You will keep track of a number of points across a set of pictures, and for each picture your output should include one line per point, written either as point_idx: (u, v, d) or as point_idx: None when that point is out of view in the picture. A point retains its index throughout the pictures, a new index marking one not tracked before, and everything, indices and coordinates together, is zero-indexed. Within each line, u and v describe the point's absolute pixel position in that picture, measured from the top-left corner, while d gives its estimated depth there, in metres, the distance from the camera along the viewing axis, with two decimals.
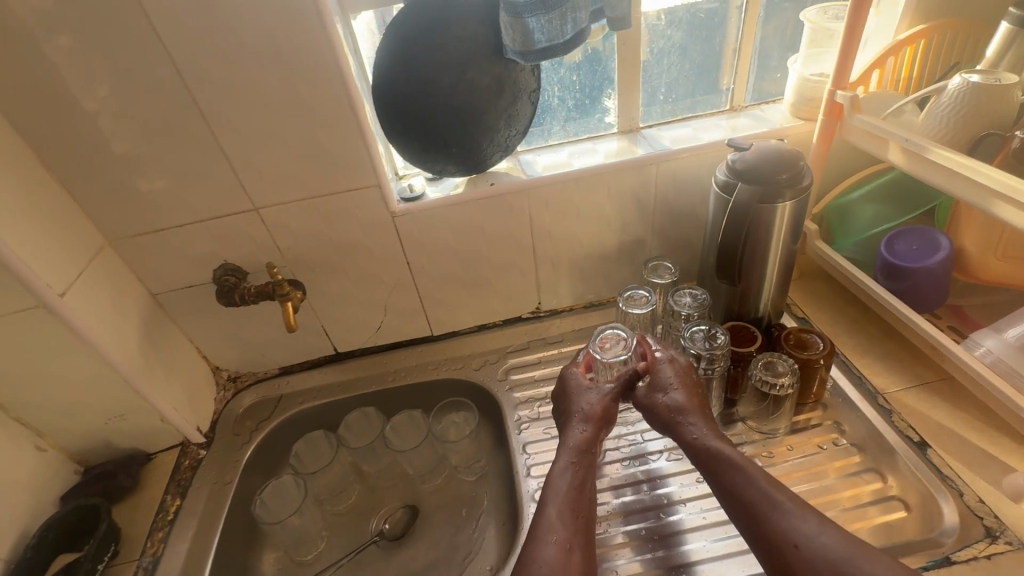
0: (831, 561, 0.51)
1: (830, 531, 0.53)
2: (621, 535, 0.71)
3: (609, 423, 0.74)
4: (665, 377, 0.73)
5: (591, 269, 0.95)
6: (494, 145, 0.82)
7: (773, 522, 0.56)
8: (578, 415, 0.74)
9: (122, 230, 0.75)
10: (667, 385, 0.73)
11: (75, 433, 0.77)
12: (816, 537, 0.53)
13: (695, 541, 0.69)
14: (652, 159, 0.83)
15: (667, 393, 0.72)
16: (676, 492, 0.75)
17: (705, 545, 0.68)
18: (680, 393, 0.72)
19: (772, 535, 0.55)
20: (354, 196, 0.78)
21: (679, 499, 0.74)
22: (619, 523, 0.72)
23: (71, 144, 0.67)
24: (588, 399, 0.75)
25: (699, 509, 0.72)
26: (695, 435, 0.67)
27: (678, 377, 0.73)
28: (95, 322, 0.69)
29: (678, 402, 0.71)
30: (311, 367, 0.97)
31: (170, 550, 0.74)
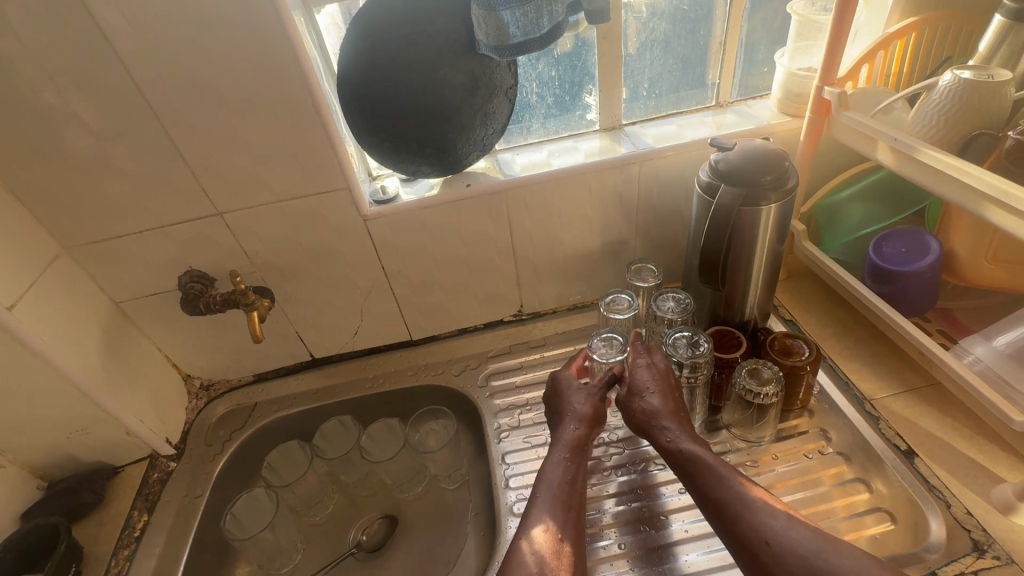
0: (805, 557, 0.50)
1: (802, 528, 0.52)
2: (602, 550, 0.68)
3: (602, 424, 0.73)
4: (647, 379, 0.71)
5: (573, 271, 0.92)
6: (471, 142, 0.78)
7: (746, 519, 0.55)
8: (569, 414, 0.72)
9: (78, 237, 0.71)
10: (645, 388, 0.71)
11: (35, 448, 0.74)
12: (788, 534, 0.52)
13: (678, 556, 0.67)
14: (634, 158, 0.80)
15: (645, 397, 0.70)
16: (664, 502, 0.72)
17: (688, 560, 0.66)
18: (657, 396, 0.70)
19: (744, 533, 0.54)
20: (323, 200, 0.75)
21: (669, 510, 0.71)
22: (607, 536, 0.70)
23: (16, 148, 0.63)
24: (580, 398, 0.74)
25: (682, 521, 0.70)
26: (672, 436, 0.66)
27: (656, 379, 0.71)
28: (47, 335, 0.66)
29: (658, 405, 0.69)
30: (286, 374, 0.94)
31: (136, 569, 0.71)
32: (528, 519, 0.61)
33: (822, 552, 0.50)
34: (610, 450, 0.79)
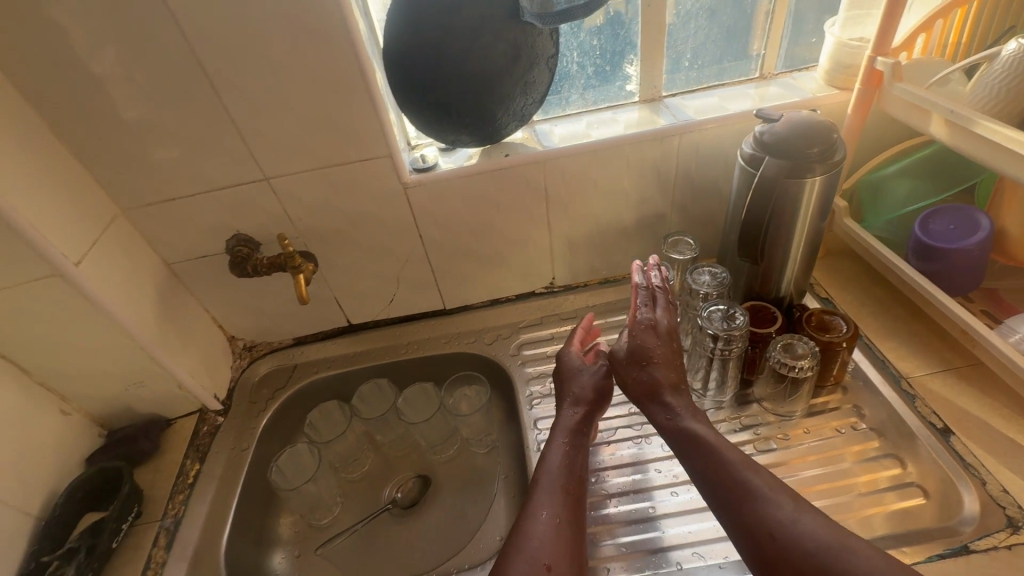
0: (814, 555, 0.48)
1: (811, 524, 0.50)
2: (616, 515, 0.71)
3: (604, 402, 0.73)
4: (657, 342, 0.66)
5: (607, 244, 0.93)
6: (509, 113, 0.79)
7: (750, 507, 0.53)
8: (568, 398, 0.72)
9: (135, 199, 0.74)
10: (651, 353, 0.66)
11: (97, 399, 0.79)
12: (798, 529, 0.50)
13: (690, 524, 0.68)
14: (674, 130, 0.79)
15: (647, 367, 0.65)
16: (650, 479, 0.74)
17: (700, 529, 0.68)
18: (660, 367, 0.65)
19: (749, 523, 0.52)
20: (366, 167, 0.76)
21: (654, 486, 0.73)
22: (601, 505, 0.72)
23: (78, 111, 0.66)
24: (587, 380, 0.73)
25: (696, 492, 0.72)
26: (672, 414, 0.63)
27: (662, 341, 0.66)
28: (108, 290, 0.69)
29: (664, 373, 0.65)
30: (324, 338, 0.98)
31: (190, 512, 0.75)
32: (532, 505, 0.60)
33: (836, 552, 0.48)
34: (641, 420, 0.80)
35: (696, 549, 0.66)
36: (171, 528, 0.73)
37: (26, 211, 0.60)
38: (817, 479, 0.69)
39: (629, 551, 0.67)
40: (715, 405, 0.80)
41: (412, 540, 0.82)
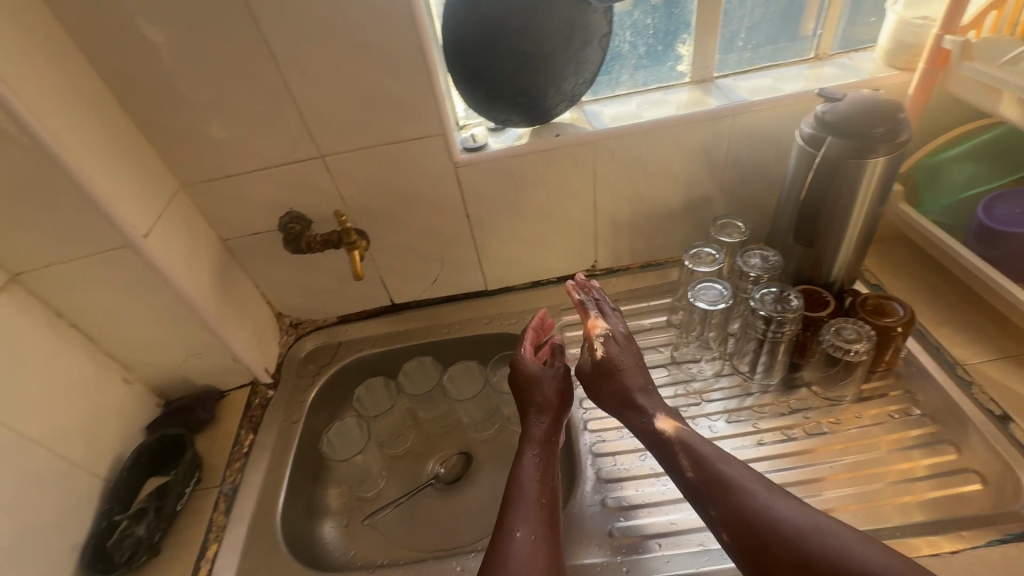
0: (792, 541, 0.52)
1: (788, 510, 0.54)
2: (601, 504, 0.71)
3: (568, 407, 0.75)
4: (619, 350, 0.71)
5: (651, 227, 0.92)
6: (560, 93, 0.79)
7: (725, 501, 0.56)
8: (533, 408, 0.73)
9: (195, 175, 0.76)
10: (618, 360, 0.70)
11: (157, 369, 0.81)
12: (777, 516, 0.53)
13: (673, 512, 0.69)
14: (727, 111, 0.78)
15: (615, 373, 0.69)
16: (635, 468, 0.74)
17: (684, 516, 0.68)
18: (627, 371, 0.69)
19: (726, 515, 0.55)
20: (419, 145, 0.77)
21: (634, 475, 0.74)
22: (593, 495, 0.72)
23: (145, 87, 0.67)
24: (549, 388, 0.75)
25: None
26: (644, 416, 0.66)
27: (628, 348, 0.71)
28: (174, 263, 0.71)
29: (630, 377, 0.69)
30: (367, 316, 0.99)
31: (247, 480, 0.78)
32: (509, 522, 0.61)
33: (811, 537, 0.52)
34: (687, 401, 0.80)
35: None
36: (230, 494, 0.76)
37: (101, 183, 0.62)
38: (869, 463, 0.69)
39: (617, 538, 0.67)
40: (762, 388, 0.80)
41: (456, 513, 0.84)
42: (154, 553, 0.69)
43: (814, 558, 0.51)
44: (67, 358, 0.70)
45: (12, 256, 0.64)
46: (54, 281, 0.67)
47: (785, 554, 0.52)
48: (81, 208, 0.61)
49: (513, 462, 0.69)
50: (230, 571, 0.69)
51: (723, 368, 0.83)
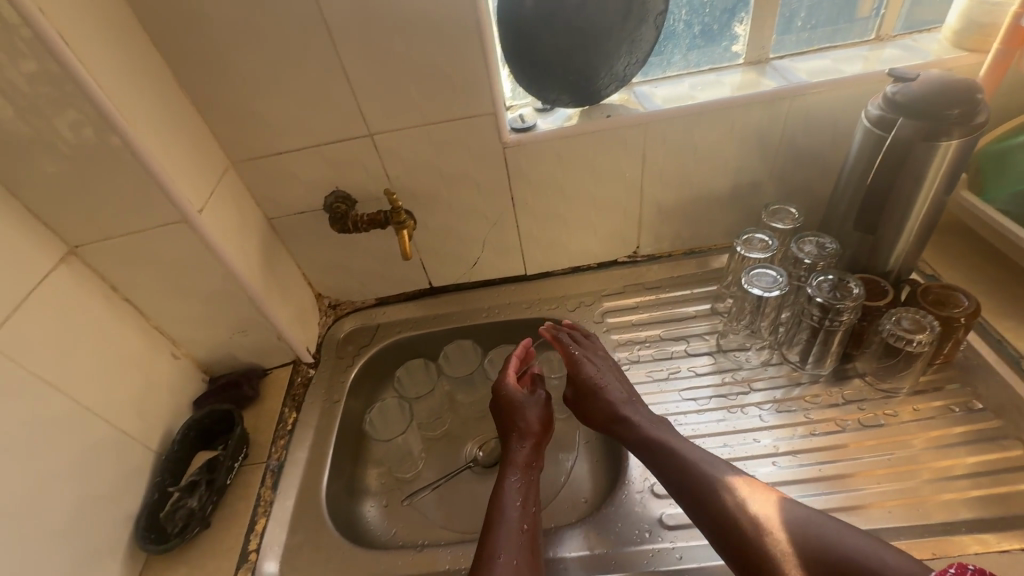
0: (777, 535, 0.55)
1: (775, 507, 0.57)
2: (653, 489, 0.70)
3: (549, 433, 0.76)
4: (599, 373, 0.76)
5: (697, 213, 0.91)
6: (612, 74, 0.77)
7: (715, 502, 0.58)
8: (516, 432, 0.74)
9: (245, 152, 0.76)
10: (600, 379, 0.75)
11: (204, 346, 0.82)
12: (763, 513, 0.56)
13: None
14: (785, 93, 0.76)
15: (600, 389, 0.74)
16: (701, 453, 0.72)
17: None
18: (610, 388, 0.74)
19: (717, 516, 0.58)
20: (469, 125, 0.76)
21: None
22: (645, 480, 0.71)
23: (200, 62, 0.67)
24: (533, 412, 0.76)
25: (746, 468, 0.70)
26: (631, 427, 0.69)
27: (609, 370, 0.77)
28: (225, 239, 0.71)
29: (611, 394, 0.73)
30: (405, 299, 0.99)
31: (292, 457, 0.78)
32: (491, 546, 0.60)
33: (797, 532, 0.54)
34: (737, 389, 0.79)
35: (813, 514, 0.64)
36: (276, 470, 0.77)
37: (161, 157, 0.62)
38: (928, 456, 0.67)
39: (670, 524, 0.66)
40: (812, 378, 0.78)
41: None
42: (205, 526, 0.70)
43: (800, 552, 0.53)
44: (121, 331, 0.71)
45: (72, 228, 0.64)
46: (110, 254, 0.68)
47: (772, 548, 0.54)
48: (140, 181, 0.61)
49: (496, 486, 0.68)
50: (280, 545, 0.69)
51: (772, 357, 0.82)
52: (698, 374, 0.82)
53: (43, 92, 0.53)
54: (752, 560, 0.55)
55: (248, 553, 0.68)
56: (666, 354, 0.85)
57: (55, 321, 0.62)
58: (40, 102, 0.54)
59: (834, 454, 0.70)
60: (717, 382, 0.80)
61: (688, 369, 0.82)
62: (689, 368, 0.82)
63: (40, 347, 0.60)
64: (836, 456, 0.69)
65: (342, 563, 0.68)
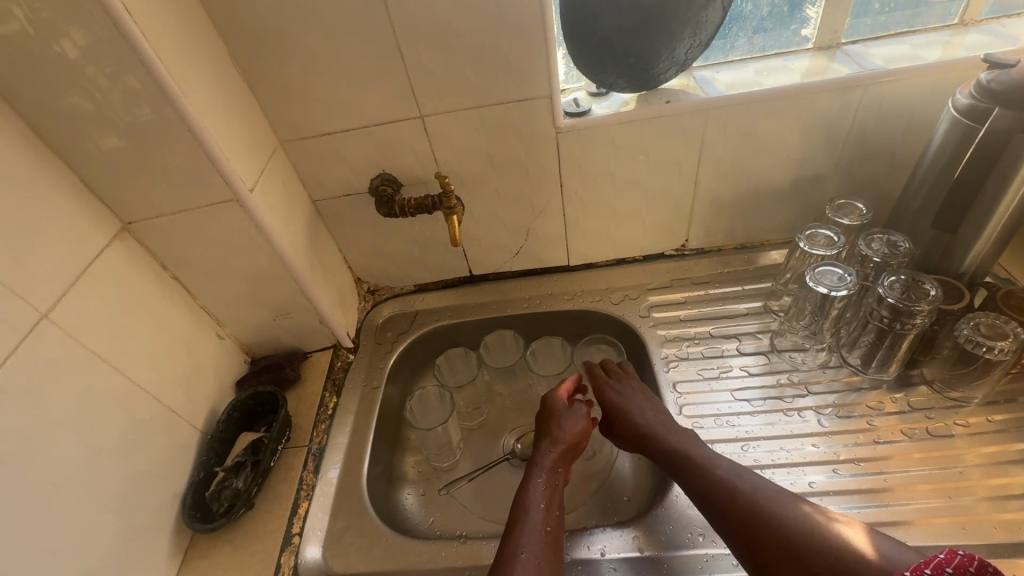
0: (785, 532, 0.53)
1: (789, 506, 0.55)
2: None
3: (582, 446, 0.72)
4: (630, 392, 0.73)
5: (752, 207, 0.87)
6: (672, 58, 0.73)
7: (743, 514, 0.55)
8: (547, 436, 0.70)
9: (293, 132, 0.75)
10: (629, 399, 0.72)
11: (247, 327, 0.82)
12: (775, 510, 0.55)
13: None
14: (860, 80, 0.71)
15: (638, 407, 0.70)
16: (757, 457, 0.69)
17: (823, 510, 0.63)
18: (649, 407, 0.70)
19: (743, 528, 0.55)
20: (523, 108, 0.73)
21: (757, 464, 0.68)
22: None
23: (255, 37, 0.65)
24: (570, 421, 0.71)
25: (805, 474, 0.67)
26: (666, 443, 0.65)
27: (642, 391, 0.73)
28: (274, 220, 0.71)
29: (643, 414, 0.69)
30: (445, 287, 0.98)
31: (333, 441, 0.78)
32: (513, 543, 0.57)
33: (808, 529, 0.52)
34: (794, 391, 0.75)
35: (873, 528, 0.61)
36: (318, 454, 0.76)
37: (216, 134, 0.61)
38: (985, 473, 0.64)
39: None
40: (873, 384, 0.74)
41: None
42: (249, 507, 0.70)
43: (808, 550, 0.51)
44: (169, 309, 0.71)
45: (127, 205, 0.64)
46: (162, 232, 0.67)
47: (781, 546, 0.52)
48: (194, 158, 0.61)
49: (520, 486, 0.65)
50: (322, 531, 0.69)
51: (829, 360, 0.78)
52: (750, 374, 0.78)
53: (105, 65, 0.52)
54: (765, 560, 0.53)
55: (291, 537, 0.68)
56: (716, 352, 0.82)
57: (110, 297, 0.62)
58: (101, 75, 0.53)
59: (899, 465, 0.66)
60: (771, 383, 0.77)
61: (739, 368, 0.79)
62: (741, 368, 0.79)
63: (96, 322, 0.60)
64: (900, 466, 0.66)
65: (385, 551, 0.67)
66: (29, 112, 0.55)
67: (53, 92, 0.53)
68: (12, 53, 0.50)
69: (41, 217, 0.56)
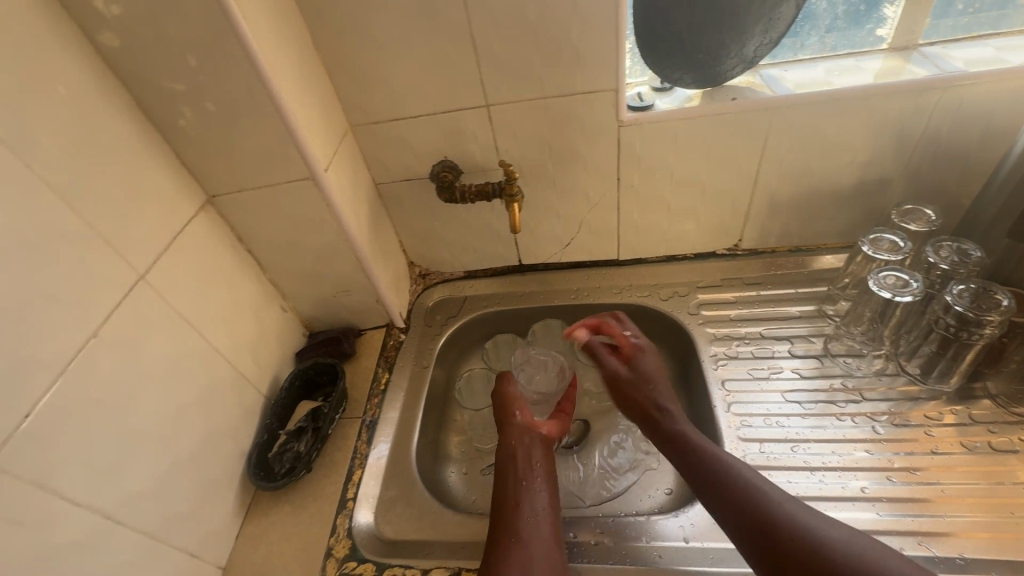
0: (809, 538, 0.50)
1: (814, 516, 0.52)
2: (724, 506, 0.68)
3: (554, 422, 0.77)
4: (649, 367, 0.72)
5: (811, 208, 0.86)
6: (740, 55, 0.73)
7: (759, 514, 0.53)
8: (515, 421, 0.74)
9: (364, 116, 0.78)
10: (647, 373, 0.71)
11: (310, 301, 0.86)
12: (798, 519, 0.52)
13: (855, 510, 0.63)
14: (938, 82, 0.69)
15: (654, 384, 0.70)
16: (810, 459, 0.69)
17: (873, 516, 0.62)
18: (661, 382, 0.70)
19: (756, 528, 0.52)
20: (588, 101, 0.74)
21: (808, 466, 0.68)
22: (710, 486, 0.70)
23: (336, 24, 0.68)
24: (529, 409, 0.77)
25: (858, 480, 0.66)
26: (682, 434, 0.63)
27: (655, 364, 0.73)
28: (343, 200, 0.74)
29: (635, 375, 0.71)
30: (492, 275, 1.00)
31: (384, 415, 0.81)
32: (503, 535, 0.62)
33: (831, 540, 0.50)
34: (847, 397, 0.74)
35: (923, 539, 0.60)
36: (370, 426, 0.80)
37: (298, 114, 0.64)
38: None
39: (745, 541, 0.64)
40: (932, 394, 0.73)
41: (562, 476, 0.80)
42: (308, 470, 0.74)
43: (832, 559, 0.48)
44: (243, 279, 0.75)
45: (213, 179, 0.68)
46: (242, 206, 0.72)
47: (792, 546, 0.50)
48: (277, 137, 0.64)
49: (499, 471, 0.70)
50: (374, 498, 0.72)
51: (886, 367, 0.77)
52: (802, 376, 0.78)
53: (204, 44, 0.55)
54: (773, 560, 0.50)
55: (346, 501, 0.71)
56: (767, 352, 0.81)
57: (196, 263, 0.67)
58: (200, 54, 0.56)
59: (955, 478, 0.65)
60: (824, 387, 0.76)
61: (790, 369, 0.79)
62: (793, 370, 0.79)
63: (182, 286, 0.64)
64: (956, 479, 0.64)
65: (431, 522, 0.69)
66: (133, 88, 0.59)
67: (156, 70, 0.57)
68: (124, 31, 0.54)
69: (142, 185, 0.60)
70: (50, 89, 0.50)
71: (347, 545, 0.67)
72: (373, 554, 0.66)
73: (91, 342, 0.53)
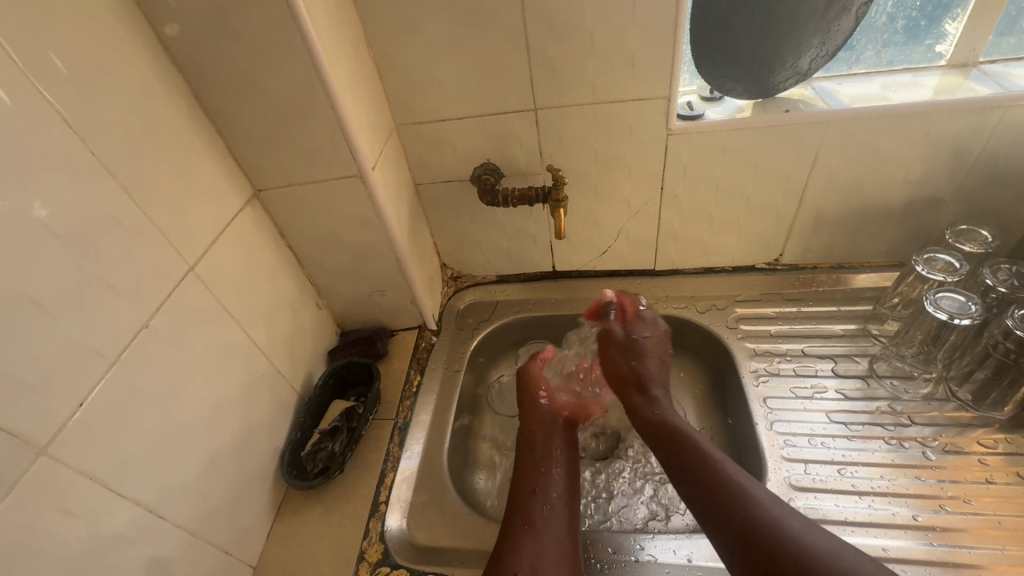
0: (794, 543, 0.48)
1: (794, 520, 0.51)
2: None
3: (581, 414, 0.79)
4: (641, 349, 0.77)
5: (858, 225, 0.84)
6: (795, 67, 0.72)
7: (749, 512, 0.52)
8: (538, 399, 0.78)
9: (410, 115, 0.78)
10: (648, 357, 0.76)
11: (345, 299, 0.85)
12: (777, 523, 0.50)
13: (904, 538, 0.61)
14: (1001, 102, 0.67)
15: (647, 367, 0.74)
16: (858, 483, 0.67)
17: (925, 546, 0.60)
18: (654, 366, 0.75)
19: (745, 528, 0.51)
20: (639, 108, 0.73)
21: (856, 490, 0.66)
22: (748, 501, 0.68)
23: (391, 23, 0.68)
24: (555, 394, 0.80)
25: (908, 506, 0.64)
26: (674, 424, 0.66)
27: (655, 341, 0.78)
28: (387, 198, 0.73)
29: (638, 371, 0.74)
30: (525, 279, 1.00)
31: (416, 417, 0.80)
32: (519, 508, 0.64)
33: (802, 550, 0.48)
34: (896, 421, 0.72)
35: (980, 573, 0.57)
36: (403, 428, 0.79)
37: (351, 110, 0.64)
38: None
39: None
40: (985, 421, 0.70)
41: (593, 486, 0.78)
42: (341, 471, 0.73)
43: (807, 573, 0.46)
44: (282, 274, 0.75)
45: (261, 173, 0.68)
46: (286, 201, 0.71)
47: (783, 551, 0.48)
48: (330, 133, 0.63)
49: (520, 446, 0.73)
50: (405, 503, 0.70)
51: (936, 392, 0.74)
52: (846, 397, 0.76)
53: (268, 38, 0.55)
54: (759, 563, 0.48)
55: (378, 504, 0.70)
56: (811, 371, 0.79)
57: (240, 256, 0.66)
58: (262, 47, 0.56)
59: (1012, 510, 0.62)
60: (871, 408, 0.74)
61: (834, 390, 0.77)
62: (836, 390, 0.77)
63: (227, 279, 0.64)
64: (1014, 511, 0.62)
65: (464, 529, 0.68)
66: (192, 79, 0.59)
67: (216, 62, 0.57)
68: (189, 23, 0.54)
69: (195, 176, 0.60)
70: (117, 78, 0.50)
71: (379, 549, 0.66)
72: (406, 560, 0.65)
73: (143, 332, 0.52)
